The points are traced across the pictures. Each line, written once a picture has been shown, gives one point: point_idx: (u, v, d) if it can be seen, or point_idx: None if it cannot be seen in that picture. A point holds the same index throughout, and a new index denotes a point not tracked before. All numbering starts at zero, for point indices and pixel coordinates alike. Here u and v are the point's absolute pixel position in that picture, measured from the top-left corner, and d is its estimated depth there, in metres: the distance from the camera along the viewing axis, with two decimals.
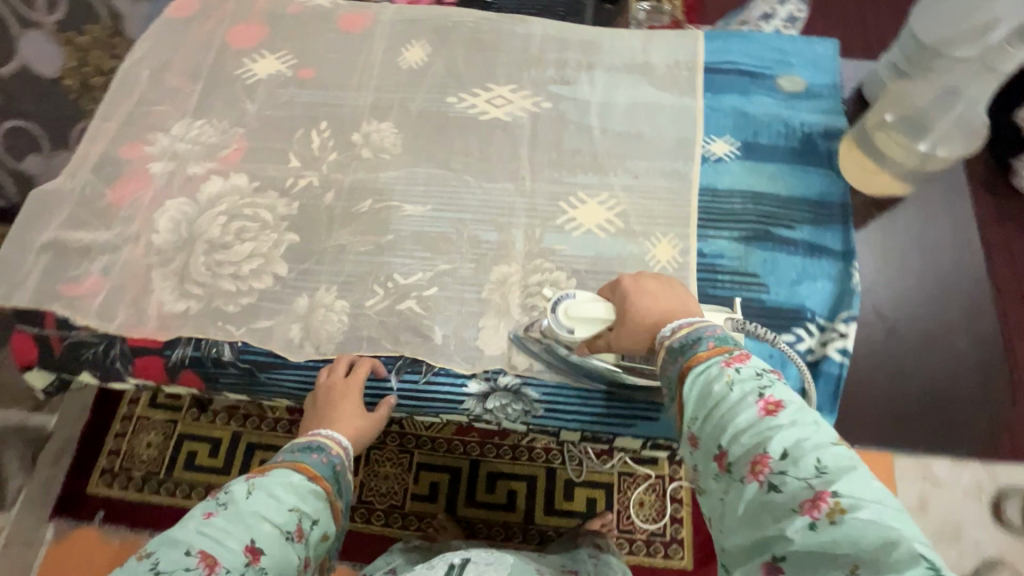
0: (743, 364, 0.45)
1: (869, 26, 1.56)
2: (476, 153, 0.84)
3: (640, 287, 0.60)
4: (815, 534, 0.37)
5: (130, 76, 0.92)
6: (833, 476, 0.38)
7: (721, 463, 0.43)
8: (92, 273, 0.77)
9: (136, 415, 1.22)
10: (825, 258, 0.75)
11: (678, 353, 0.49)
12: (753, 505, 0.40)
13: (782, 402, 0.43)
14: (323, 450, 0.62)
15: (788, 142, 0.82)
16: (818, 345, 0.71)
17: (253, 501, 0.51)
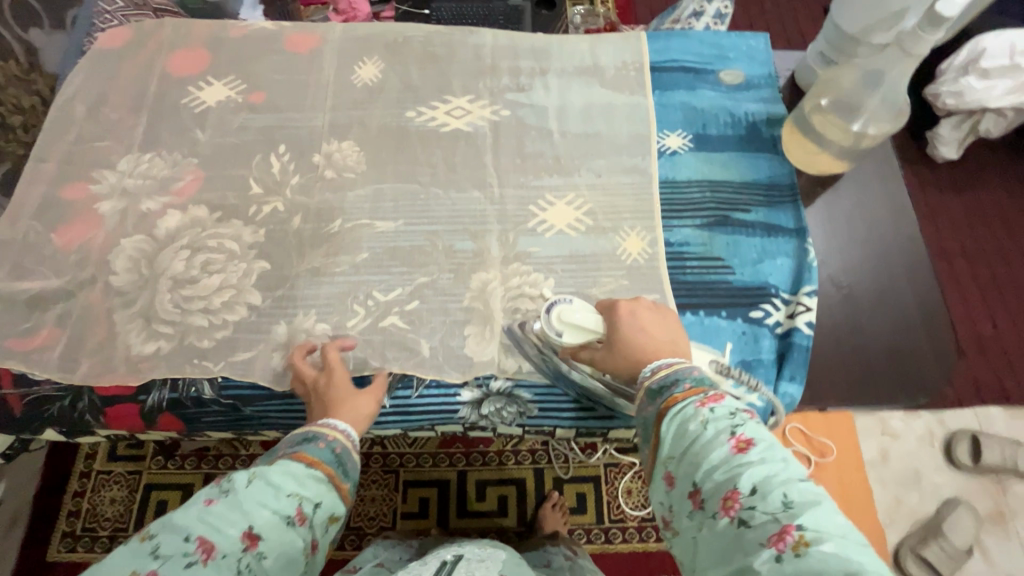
0: (717, 404, 0.46)
1: (789, 19, 1.68)
2: (441, 164, 0.85)
3: (639, 314, 0.60)
4: (781, 566, 0.37)
5: (65, 113, 0.87)
6: (798, 510, 0.39)
7: (696, 500, 0.44)
8: (47, 323, 0.73)
9: (94, 471, 1.16)
10: (781, 236, 0.81)
11: (656, 395, 0.51)
12: (725, 541, 0.41)
13: (752, 440, 0.44)
14: (320, 437, 0.57)
15: (735, 131, 0.88)
16: (786, 317, 0.76)
17: (252, 489, 0.47)
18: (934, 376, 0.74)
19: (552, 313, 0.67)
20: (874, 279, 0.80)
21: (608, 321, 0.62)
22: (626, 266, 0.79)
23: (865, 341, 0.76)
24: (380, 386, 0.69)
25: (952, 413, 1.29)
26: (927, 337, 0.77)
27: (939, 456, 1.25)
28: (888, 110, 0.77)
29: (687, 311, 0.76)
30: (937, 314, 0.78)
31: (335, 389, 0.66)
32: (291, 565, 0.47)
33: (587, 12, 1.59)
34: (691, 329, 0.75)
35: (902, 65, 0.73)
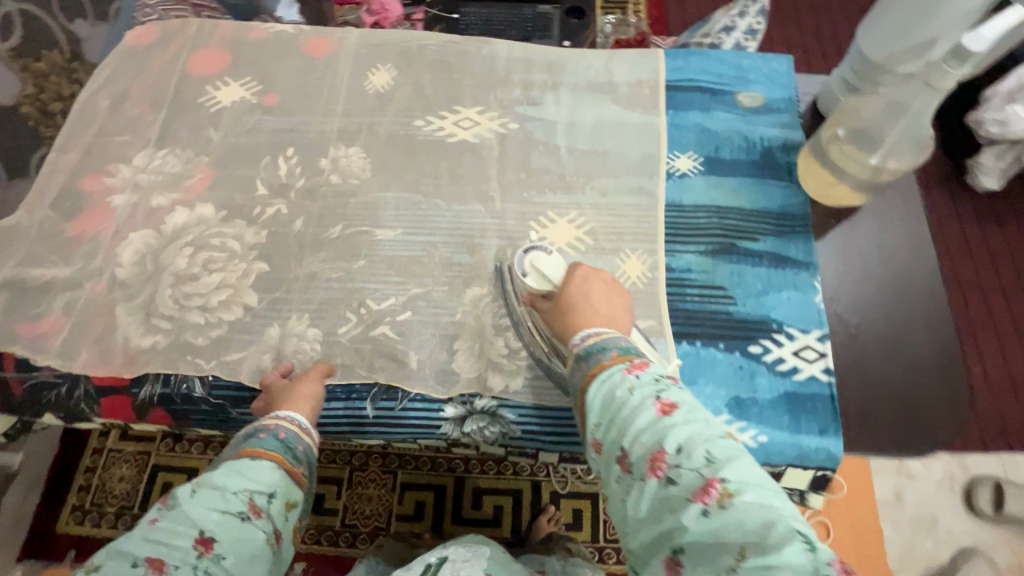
0: (643, 371, 0.52)
1: (824, 38, 1.63)
2: (445, 175, 0.85)
3: (588, 287, 0.67)
4: (706, 518, 0.41)
5: (89, 107, 0.90)
6: (720, 464, 0.43)
7: (625, 463, 0.48)
8: (52, 310, 0.75)
9: (106, 448, 1.20)
10: (790, 269, 0.78)
11: (585, 362, 0.55)
12: (655, 501, 0.45)
13: (675, 403, 0.49)
14: (263, 429, 0.61)
15: (749, 156, 0.85)
16: (788, 354, 0.73)
17: (195, 499, 0.51)
18: (944, 429, 0.70)
19: (527, 257, 0.74)
20: (886, 319, 0.76)
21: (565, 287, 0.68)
22: (624, 290, 0.77)
23: (872, 384, 0.72)
24: (321, 369, 0.71)
25: (975, 457, 1.22)
26: (939, 385, 0.73)
27: (958, 501, 1.19)
28: (908, 143, 0.73)
29: (682, 340, 0.74)
30: (954, 360, 0.74)
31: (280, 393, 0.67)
32: (254, 558, 0.51)
33: (617, 23, 1.57)
34: (685, 359, 0.73)
35: (926, 97, 0.70)
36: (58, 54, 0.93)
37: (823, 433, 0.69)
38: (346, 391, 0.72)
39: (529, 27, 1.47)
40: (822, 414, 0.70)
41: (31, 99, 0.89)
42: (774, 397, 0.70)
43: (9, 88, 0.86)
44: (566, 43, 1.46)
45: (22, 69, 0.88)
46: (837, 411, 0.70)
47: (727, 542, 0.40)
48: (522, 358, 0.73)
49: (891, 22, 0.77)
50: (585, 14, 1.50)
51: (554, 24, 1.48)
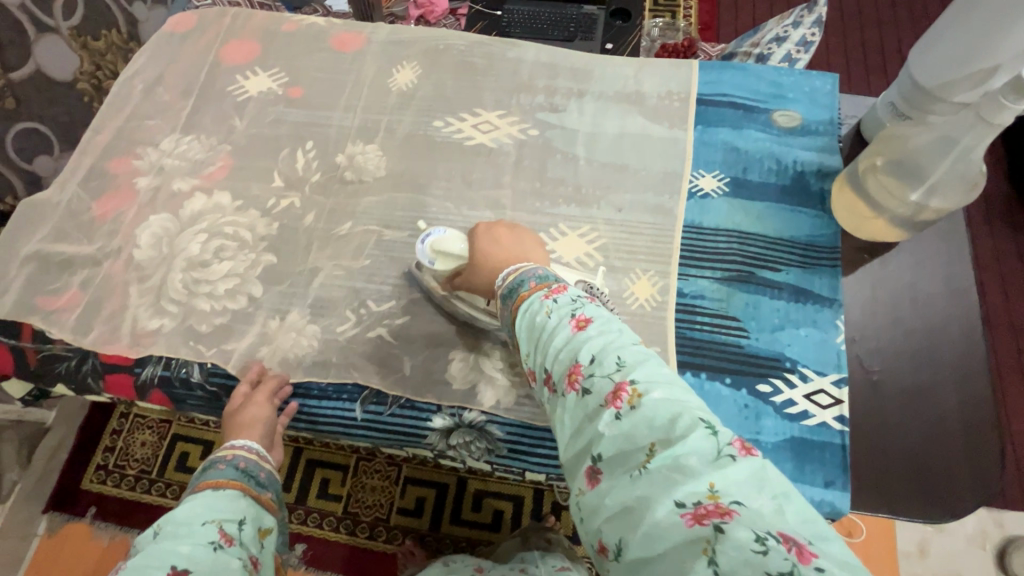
0: (560, 296, 0.51)
1: (884, 52, 1.53)
2: (459, 179, 0.84)
3: (492, 234, 0.66)
4: (619, 421, 0.41)
5: (125, 89, 0.93)
6: (631, 368, 0.43)
7: (550, 385, 0.47)
8: (70, 286, 0.78)
9: (132, 413, 1.24)
10: (811, 304, 0.73)
11: (509, 299, 0.55)
12: (576, 414, 0.44)
13: (590, 318, 0.48)
14: (218, 461, 0.64)
15: (779, 179, 0.80)
16: (798, 395, 0.68)
17: (161, 540, 0.52)
18: (967, 499, 0.64)
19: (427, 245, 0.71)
20: (912, 370, 0.70)
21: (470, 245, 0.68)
22: (630, 312, 0.74)
23: (886, 447, 0.66)
24: (272, 386, 0.70)
25: (1013, 515, 1.13)
26: (963, 455, 0.66)
27: (990, 561, 1.10)
28: (955, 179, 0.67)
29: (687, 371, 0.70)
30: (983, 427, 0.67)
31: (238, 422, 0.69)
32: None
33: (665, 26, 1.52)
34: None
35: (978, 132, 0.64)
36: (116, 35, 1.03)
37: (828, 486, 0.64)
38: (339, 389, 0.72)
39: (572, 28, 1.43)
40: (830, 465, 0.65)
41: (88, 76, 0.99)
42: (779, 442, 0.66)
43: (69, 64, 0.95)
44: (608, 46, 1.42)
45: (81, 47, 0.97)
46: (847, 463, 0.65)
47: (640, 441, 0.39)
48: (516, 374, 0.71)
49: (946, 48, 0.70)
50: (631, 17, 1.46)
51: (598, 26, 1.44)
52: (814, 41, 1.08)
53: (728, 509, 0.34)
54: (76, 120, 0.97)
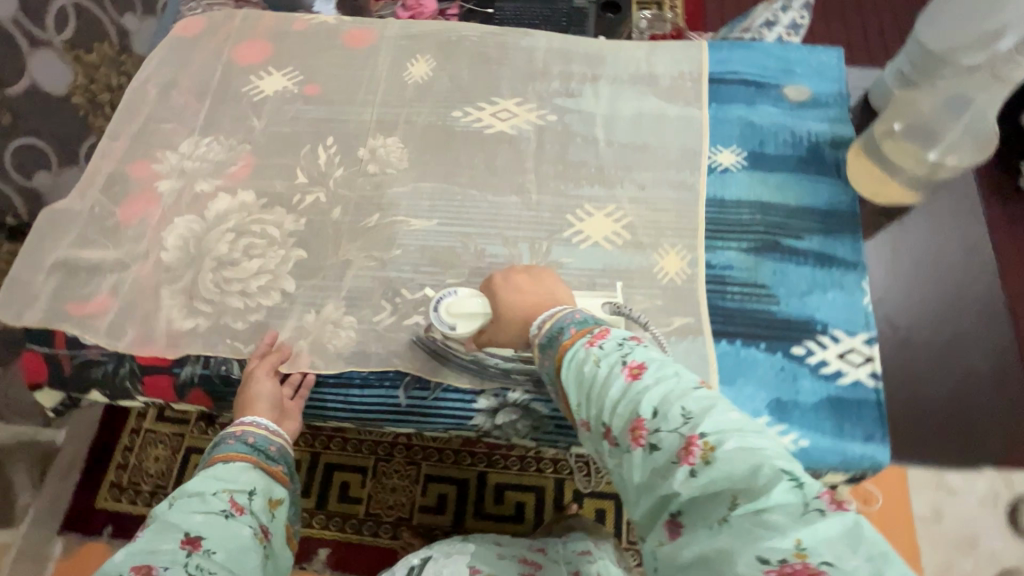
0: (605, 339, 0.50)
1: (870, 33, 1.58)
2: (482, 167, 0.85)
3: (511, 282, 0.65)
4: (695, 479, 0.39)
5: (139, 94, 0.93)
6: (698, 419, 0.41)
7: (610, 439, 0.45)
8: (100, 291, 0.78)
9: (143, 429, 1.23)
10: (837, 269, 0.75)
11: (548, 347, 0.54)
12: (643, 469, 0.42)
13: (643, 364, 0.46)
14: (230, 436, 0.65)
15: (795, 151, 0.82)
16: (832, 356, 0.70)
17: (175, 509, 0.56)
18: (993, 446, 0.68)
19: (442, 311, 0.69)
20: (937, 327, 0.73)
21: (490, 299, 0.66)
22: (661, 285, 0.75)
23: (918, 417, 0.71)
24: (272, 361, 0.72)
25: None
26: None
27: (1001, 519, 1.13)
28: (971, 138, 0.72)
29: (722, 339, 0.72)
30: None
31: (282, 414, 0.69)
32: (245, 550, 0.55)
33: (657, 16, 1.55)
34: (724, 358, 0.71)
35: (992, 91, 0.69)
36: (109, 46, 1.07)
37: (868, 441, 0.66)
38: (381, 377, 0.73)
39: (563, 21, 1.46)
40: (868, 421, 0.67)
41: (82, 89, 1.02)
42: (817, 401, 0.68)
43: (61, 78, 0.98)
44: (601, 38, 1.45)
45: (74, 60, 1.00)
46: (885, 418, 0.67)
47: (719, 497, 0.38)
48: None
49: (956, 14, 0.72)
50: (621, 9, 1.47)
51: (589, 19, 1.47)
52: (804, 24, 1.12)
53: (819, 569, 0.34)
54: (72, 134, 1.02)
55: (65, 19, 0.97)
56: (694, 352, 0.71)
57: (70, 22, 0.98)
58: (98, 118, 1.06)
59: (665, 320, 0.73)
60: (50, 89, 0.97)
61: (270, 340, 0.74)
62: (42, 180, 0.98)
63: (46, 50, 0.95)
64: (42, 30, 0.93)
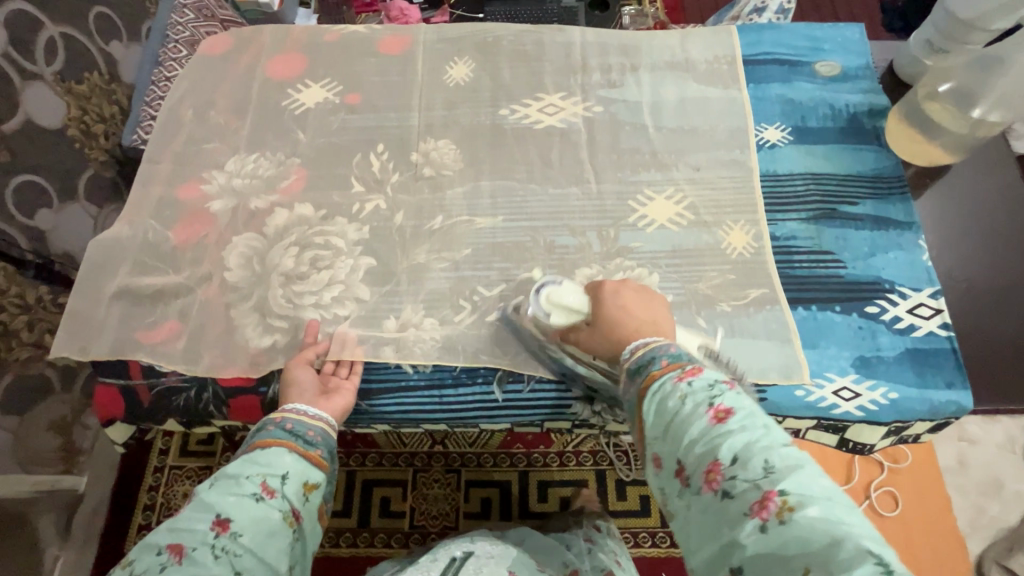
0: (695, 377, 0.49)
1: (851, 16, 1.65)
2: (537, 161, 0.86)
3: (621, 289, 0.65)
4: (767, 535, 0.39)
5: (173, 116, 0.91)
6: (780, 475, 0.40)
7: (681, 478, 0.45)
8: (169, 318, 0.76)
9: (168, 466, 1.19)
10: (893, 230, 0.79)
11: (636, 373, 0.53)
12: (711, 515, 0.42)
13: (732, 409, 0.45)
14: (269, 422, 0.62)
15: (837, 122, 0.86)
16: (904, 312, 0.73)
17: (212, 487, 0.53)
18: None
19: (542, 294, 0.68)
20: (994, 276, 0.78)
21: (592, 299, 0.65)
22: (732, 260, 0.78)
23: (997, 341, 0.74)
24: (310, 354, 0.72)
25: None
26: None
27: None
28: (1013, 97, 0.75)
29: (798, 306, 0.74)
30: None
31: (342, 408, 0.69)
32: (272, 534, 0.52)
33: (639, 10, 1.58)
34: (804, 324, 0.73)
35: None
36: (98, 76, 1.08)
37: (951, 387, 0.69)
38: (473, 375, 0.73)
39: (553, 19, 1.47)
40: (947, 369, 0.70)
41: (76, 122, 1.03)
42: (896, 356, 0.71)
43: (54, 112, 0.98)
44: None
45: (66, 91, 1.00)
46: (961, 365, 0.70)
47: (790, 562, 0.37)
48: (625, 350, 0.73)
49: None
50: (608, 6, 1.50)
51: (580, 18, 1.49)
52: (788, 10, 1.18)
53: None
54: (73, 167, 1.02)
55: (53, 50, 0.97)
56: (774, 321, 0.73)
57: (58, 53, 0.99)
58: (92, 148, 1.07)
59: (741, 292, 0.75)
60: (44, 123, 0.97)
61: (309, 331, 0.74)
62: (45, 217, 0.97)
63: (38, 83, 0.95)
64: (32, 62, 0.93)
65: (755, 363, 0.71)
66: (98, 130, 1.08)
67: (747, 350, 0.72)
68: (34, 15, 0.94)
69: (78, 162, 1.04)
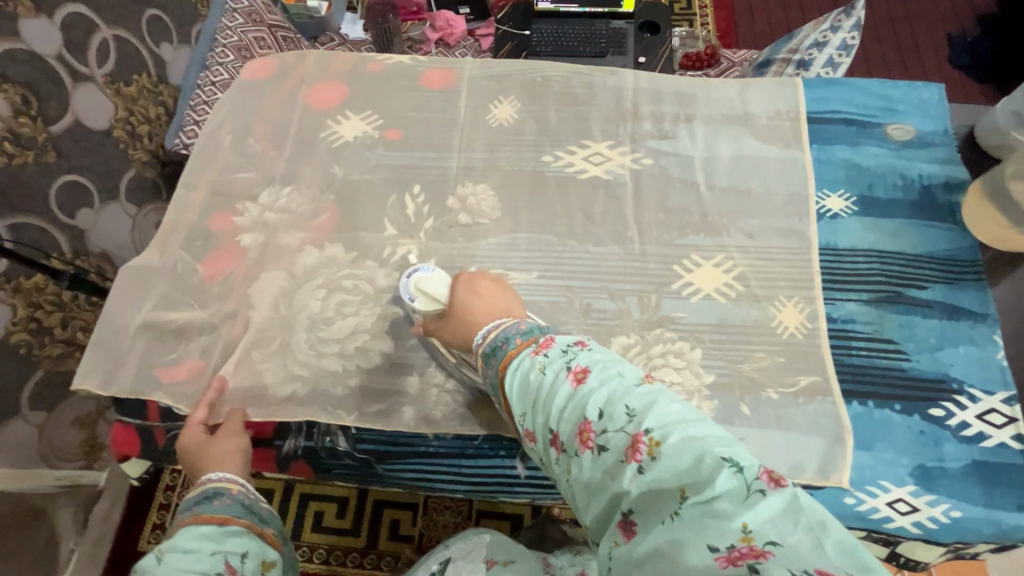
0: (550, 349, 0.53)
1: (915, 77, 1.57)
2: (578, 215, 0.81)
3: (473, 283, 0.67)
4: (642, 476, 0.42)
5: (213, 141, 0.90)
6: (640, 416, 0.44)
7: (558, 444, 0.48)
8: (191, 356, 0.74)
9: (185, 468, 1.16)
10: (964, 320, 0.72)
11: (492, 357, 0.56)
12: (593, 471, 0.45)
13: (587, 368, 0.49)
14: (224, 492, 0.62)
15: (907, 194, 0.79)
16: (973, 418, 0.66)
17: (165, 566, 0.54)
18: None
19: (410, 282, 0.73)
20: None
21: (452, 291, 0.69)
22: (783, 341, 0.72)
23: None
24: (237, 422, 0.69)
25: None
26: None
27: None
28: None
29: (853, 400, 0.68)
30: None
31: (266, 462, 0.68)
32: None
33: (685, 36, 1.50)
34: (858, 421, 0.67)
35: None
36: (146, 77, 1.09)
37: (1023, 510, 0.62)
38: (496, 445, 0.70)
39: (602, 43, 1.37)
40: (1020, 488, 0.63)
41: (123, 122, 1.03)
42: (963, 467, 0.64)
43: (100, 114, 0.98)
44: (640, 60, 1.36)
45: (115, 93, 1.01)
46: None
47: (667, 491, 0.41)
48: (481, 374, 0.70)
49: None
50: (660, 29, 1.40)
51: (628, 40, 1.38)
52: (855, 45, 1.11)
53: (763, 550, 0.35)
54: (109, 171, 1.01)
55: (106, 53, 0.98)
56: (824, 415, 0.68)
57: (110, 56, 0.99)
58: (135, 149, 1.07)
59: (790, 379, 0.70)
60: (92, 125, 0.96)
61: (217, 389, 0.71)
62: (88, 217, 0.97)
63: (89, 84, 0.94)
64: (85, 65, 0.93)
65: (799, 457, 0.66)
66: (143, 132, 1.08)
67: (791, 443, 0.67)
68: (89, 18, 0.94)
69: (120, 163, 1.04)
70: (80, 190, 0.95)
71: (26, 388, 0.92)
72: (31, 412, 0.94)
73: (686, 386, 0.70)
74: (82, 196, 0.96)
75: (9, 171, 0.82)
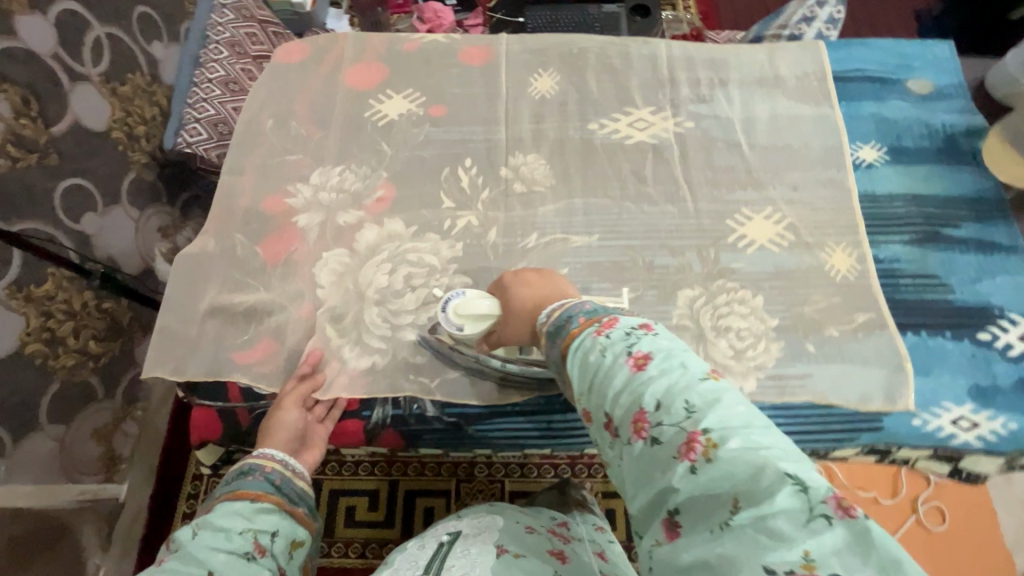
0: (613, 328, 0.45)
1: None
2: (631, 177, 0.84)
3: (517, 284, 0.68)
4: (695, 477, 0.36)
5: (255, 125, 0.89)
6: (700, 414, 0.37)
7: (611, 430, 0.42)
8: (261, 337, 0.74)
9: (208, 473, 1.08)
10: (999, 252, 0.78)
11: (555, 335, 0.50)
12: (643, 463, 0.39)
13: (649, 353, 0.42)
14: (257, 469, 0.61)
15: (933, 142, 0.85)
16: (1018, 340, 0.72)
17: (199, 539, 0.52)
18: None
19: (450, 312, 0.71)
20: None
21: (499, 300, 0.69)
22: (837, 283, 0.76)
23: None
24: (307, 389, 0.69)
25: None
26: None
27: None
28: None
29: (908, 331, 0.73)
30: None
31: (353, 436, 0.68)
32: None
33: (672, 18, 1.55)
34: (914, 350, 0.72)
35: None
36: (139, 77, 1.04)
37: None
38: None
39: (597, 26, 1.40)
40: None
41: (120, 123, 0.99)
42: (1013, 386, 0.69)
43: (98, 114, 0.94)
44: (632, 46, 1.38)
45: (110, 93, 0.96)
46: None
47: (719, 498, 0.35)
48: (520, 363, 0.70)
49: None
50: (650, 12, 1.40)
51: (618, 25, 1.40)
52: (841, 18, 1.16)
53: None
54: (114, 173, 0.98)
55: (99, 50, 0.93)
56: (885, 346, 0.72)
57: (104, 52, 0.94)
58: (134, 151, 1.03)
59: (848, 316, 0.74)
60: (89, 125, 0.92)
61: (312, 362, 0.71)
62: (90, 222, 0.94)
63: (85, 84, 0.91)
64: (80, 63, 0.89)
65: (867, 387, 0.70)
66: (141, 132, 1.03)
67: (858, 374, 0.71)
68: (82, 15, 0.90)
69: (120, 166, 1.00)
70: (82, 194, 0.92)
71: (44, 401, 0.86)
72: (50, 426, 0.88)
73: (754, 330, 0.73)
74: (83, 201, 0.92)
75: (15, 175, 0.80)
